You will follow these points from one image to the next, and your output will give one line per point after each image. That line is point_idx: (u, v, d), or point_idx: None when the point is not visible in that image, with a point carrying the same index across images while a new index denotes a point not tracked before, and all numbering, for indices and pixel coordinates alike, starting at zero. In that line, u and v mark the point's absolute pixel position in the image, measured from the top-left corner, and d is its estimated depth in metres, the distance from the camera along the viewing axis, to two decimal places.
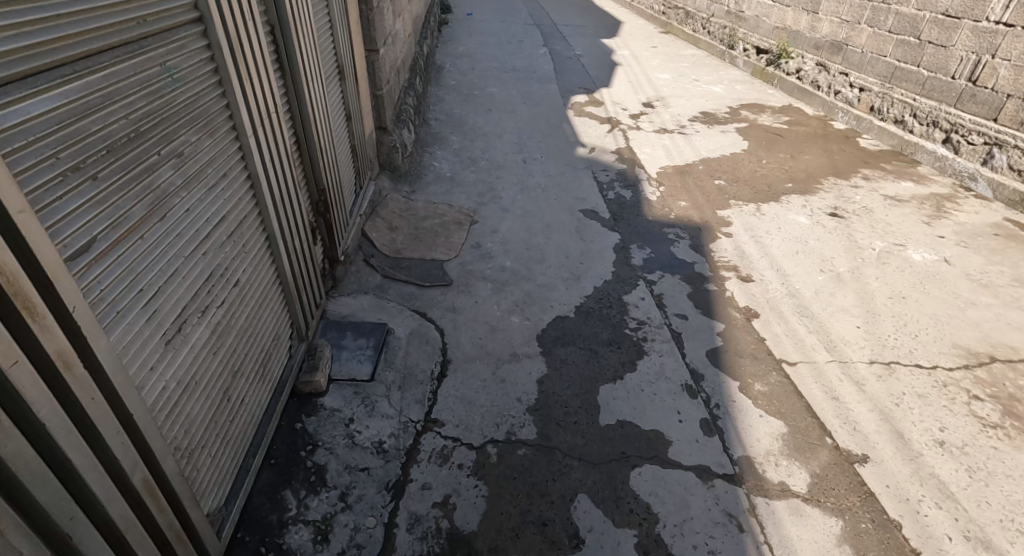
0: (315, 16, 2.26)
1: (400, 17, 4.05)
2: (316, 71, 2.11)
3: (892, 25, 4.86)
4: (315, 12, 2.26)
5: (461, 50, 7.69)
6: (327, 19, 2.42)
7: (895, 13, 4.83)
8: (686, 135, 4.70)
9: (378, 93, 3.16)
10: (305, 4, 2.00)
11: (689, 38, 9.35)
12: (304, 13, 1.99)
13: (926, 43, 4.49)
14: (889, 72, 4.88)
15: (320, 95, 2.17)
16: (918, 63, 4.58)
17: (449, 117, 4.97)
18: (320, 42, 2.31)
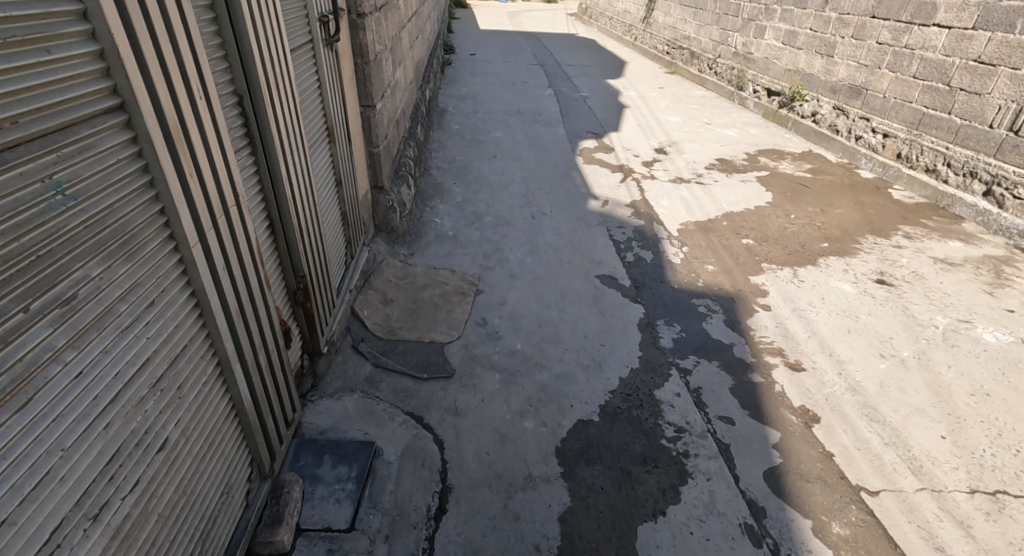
0: (299, 75, 1.96)
1: (400, 63, 3.80)
2: (299, 140, 1.80)
3: (917, 71, 4.61)
4: (300, 72, 1.97)
5: (463, 92, 7.50)
6: (315, 78, 2.13)
7: (919, 58, 4.59)
8: (704, 185, 4.40)
9: (374, 150, 2.86)
10: (288, 64, 1.69)
11: (696, 79, 9.20)
12: (285, 74, 1.68)
13: (957, 90, 4.24)
14: (915, 118, 4.62)
15: (304, 167, 1.86)
16: (949, 111, 4.31)
17: (452, 165, 4.70)
18: (305, 104, 2.01)
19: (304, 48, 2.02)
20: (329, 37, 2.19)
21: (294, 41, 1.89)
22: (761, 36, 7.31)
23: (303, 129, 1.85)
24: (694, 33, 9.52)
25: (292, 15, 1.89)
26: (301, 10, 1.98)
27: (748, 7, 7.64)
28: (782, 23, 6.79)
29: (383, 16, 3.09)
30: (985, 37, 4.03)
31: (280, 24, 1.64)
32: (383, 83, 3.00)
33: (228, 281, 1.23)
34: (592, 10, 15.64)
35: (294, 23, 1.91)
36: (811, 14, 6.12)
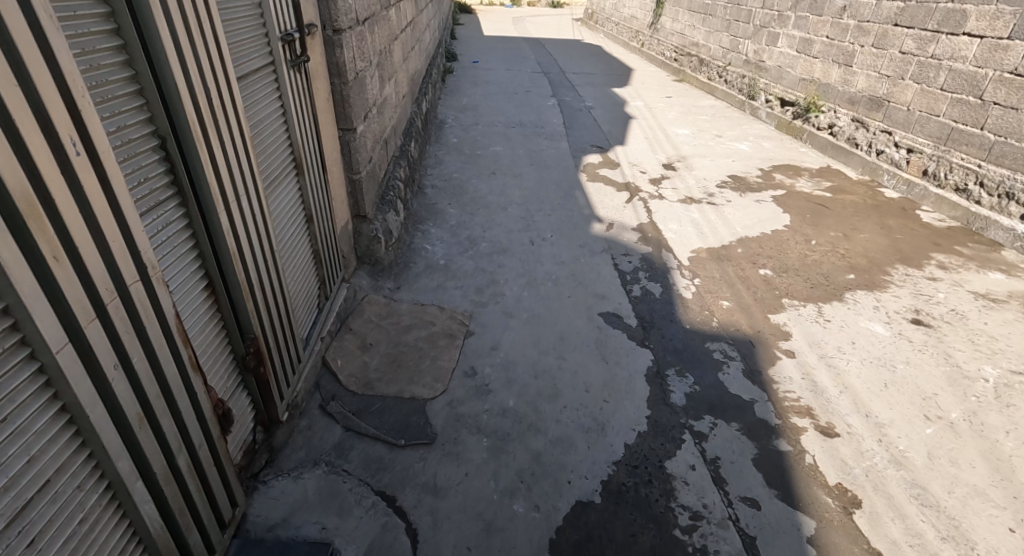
0: (254, 104, 1.69)
1: (391, 79, 3.56)
2: (249, 184, 1.54)
3: (944, 82, 4.34)
4: (255, 101, 1.70)
5: (464, 102, 7.27)
6: (278, 104, 1.86)
7: (947, 69, 4.31)
8: (715, 206, 4.13)
9: (355, 177, 2.59)
10: (230, 93, 1.42)
11: (705, 87, 8.93)
12: (228, 104, 1.41)
13: (990, 104, 3.97)
14: (943, 133, 4.33)
15: (258, 215, 1.59)
16: (982, 126, 4.03)
17: (448, 183, 4.45)
18: (263, 135, 1.75)
19: (262, 72, 1.76)
20: (293, 60, 1.93)
21: (245, 66, 1.63)
22: (774, 43, 7.05)
23: (256, 167, 1.58)
24: (703, 39, 9.26)
25: (243, 36, 1.62)
26: (257, 29, 1.72)
27: (761, 13, 7.38)
28: (797, 30, 6.53)
29: (369, 30, 2.84)
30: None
31: (219, 52, 1.38)
32: (367, 103, 2.74)
33: (124, 385, 0.97)
34: (598, 15, 15.37)
35: (245, 45, 1.64)
36: (828, 21, 5.88)
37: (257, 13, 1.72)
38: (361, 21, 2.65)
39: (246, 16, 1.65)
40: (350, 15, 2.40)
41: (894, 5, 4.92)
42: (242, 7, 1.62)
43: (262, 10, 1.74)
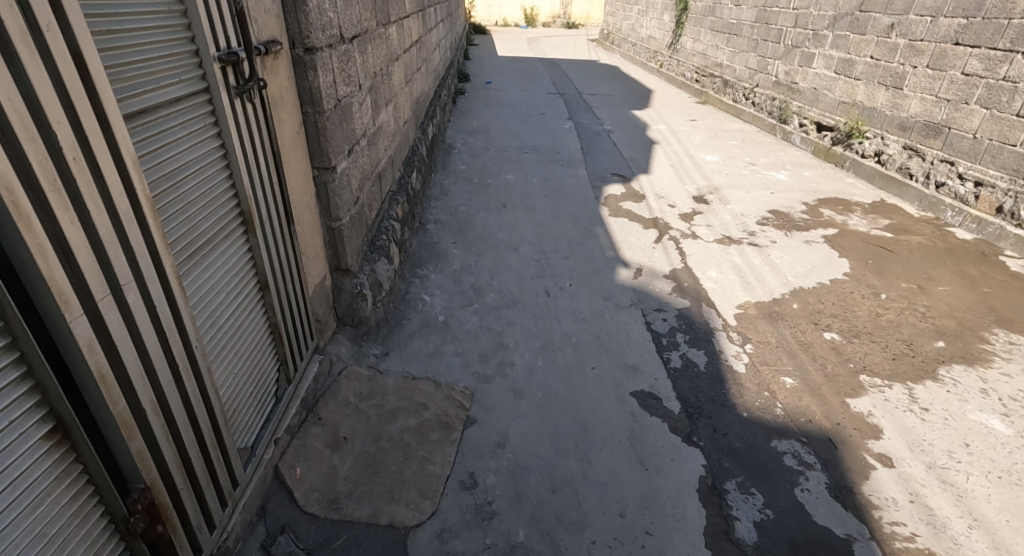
0: (167, 148, 1.22)
1: (389, 105, 3.10)
2: (143, 266, 1.06)
3: (1020, 107, 4.15)
4: (169, 144, 1.22)
5: (474, 125, 6.87)
6: (217, 145, 1.39)
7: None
8: (758, 247, 3.80)
9: (334, 224, 2.07)
10: (100, 141, 0.97)
11: (730, 109, 8.47)
12: (96, 159, 0.96)
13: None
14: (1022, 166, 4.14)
15: (161, 308, 1.10)
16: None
17: (453, 217, 3.98)
18: (186, 190, 1.27)
19: (187, 105, 1.28)
20: (240, 86, 1.46)
21: (150, 96, 1.16)
22: (808, 64, 6.66)
23: (156, 238, 1.10)
24: (727, 60, 8.83)
25: (149, 55, 1.16)
26: (180, 46, 1.25)
27: (793, 32, 6.97)
28: (836, 50, 6.16)
29: (359, 49, 2.38)
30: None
31: (84, 85, 0.95)
32: (352, 134, 2.25)
33: None
34: (615, 35, 15.05)
35: (153, 67, 1.17)
36: (873, 40, 5.61)
37: (180, 25, 1.25)
38: (347, 38, 2.18)
39: (159, 29, 1.19)
40: (330, 30, 1.92)
41: (954, 21, 4.71)
42: (149, 14, 1.16)
43: (188, 21, 1.28)
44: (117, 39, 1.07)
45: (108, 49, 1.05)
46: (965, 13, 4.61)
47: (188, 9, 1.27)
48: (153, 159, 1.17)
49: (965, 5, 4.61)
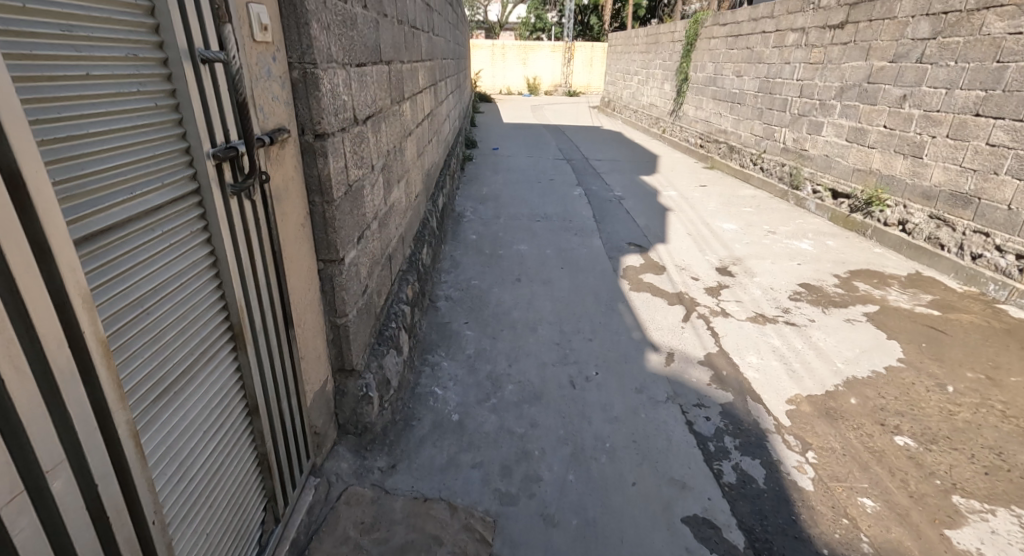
0: (138, 272, 0.94)
1: (401, 181, 2.92)
2: (86, 443, 0.78)
3: None
4: (141, 266, 0.94)
5: (484, 192, 6.75)
6: (206, 254, 1.12)
7: None
8: (798, 326, 3.60)
9: (340, 320, 1.79)
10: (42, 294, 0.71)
11: (738, 174, 8.41)
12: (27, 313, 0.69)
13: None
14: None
15: (108, 489, 0.82)
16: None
17: (464, 293, 3.72)
18: (164, 318, 1.00)
19: (168, 216, 1.01)
20: (238, 182, 1.18)
21: (123, 210, 0.89)
22: (817, 132, 6.61)
23: (116, 397, 0.83)
24: (731, 127, 8.87)
25: (120, 163, 0.88)
26: (163, 147, 0.98)
27: (799, 101, 6.98)
28: (846, 120, 6.11)
29: (372, 129, 2.19)
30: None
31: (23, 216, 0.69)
32: (363, 219, 2.02)
33: None
34: (617, 102, 15.42)
35: (122, 178, 0.89)
36: (884, 110, 5.55)
37: (168, 121, 0.99)
38: (361, 119, 1.99)
39: (138, 127, 0.92)
40: (343, 112, 1.73)
41: (971, 93, 4.63)
42: (125, 112, 0.89)
43: (178, 115, 1.01)
44: (77, 147, 0.80)
45: (60, 163, 0.77)
46: (983, 84, 4.54)
47: (180, 102, 1.01)
48: (119, 295, 0.88)
49: (981, 78, 4.55)
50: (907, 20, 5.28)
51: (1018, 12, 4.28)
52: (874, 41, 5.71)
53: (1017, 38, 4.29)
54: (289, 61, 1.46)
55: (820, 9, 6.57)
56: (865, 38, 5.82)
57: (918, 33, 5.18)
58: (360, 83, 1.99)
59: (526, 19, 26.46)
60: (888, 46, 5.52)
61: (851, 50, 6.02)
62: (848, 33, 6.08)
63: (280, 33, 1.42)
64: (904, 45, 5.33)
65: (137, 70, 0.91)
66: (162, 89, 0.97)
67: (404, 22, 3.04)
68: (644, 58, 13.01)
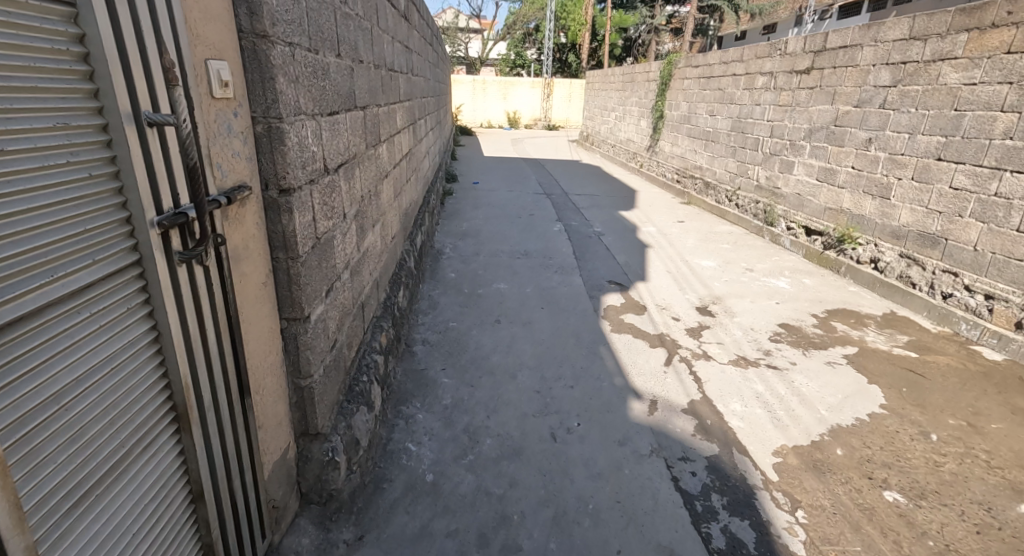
0: (55, 359, 0.86)
1: (376, 225, 2.84)
2: None
3: (1020, 224, 4.09)
4: (62, 351, 0.87)
5: (464, 228, 6.70)
6: (145, 329, 1.03)
7: (1021, 210, 4.09)
8: (780, 370, 3.56)
9: (304, 382, 1.66)
10: None
11: (714, 210, 8.53)
12: None
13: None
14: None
15: None
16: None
17: (442, 336, 3.60)
18: (83, 410, 0.91)
19: (100, 293, 0.94)
20: (188, 249, 1.09)
21: (40, 291, 0.84)
22: (789, 171, 6.76)
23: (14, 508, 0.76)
24: (706, 163, 9.04)
25: (40, 242, 0.83)
26: (99, 219, 0.92)
27: (770, 141, 7.15)
28: (815, 160, 6.26)
29: (345, 177, 2.12)
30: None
31: None
32: (332, 271, 1.93)
33: None
34: (595, 137, 15.70)
35: (40, 260, 0.83)
36: (851, 152, 5.70)
37: (105, 191, 0.93)
38: (332, 168, 1.92)
39: (64, 201, 0.87)
40: (312, 164, 1.66)
41: (932, 138, 4.79)
42: (48, 185, 0.84)
43: (120, 183, 0.95)
44: None
45: None
46: (942, 131, 4.70)
47: (123, 170, 0.96)
48: (30, 389, 0.82)
49: (941, 124, 4.71)
50: (869, 68, 5.48)
51: (972, 64, 4.48)
52: (838, 87, 5.91)
53: (972, 88, 4.47)
54: (253, 116, 1.38)
55: (786, 54, 6.81)
56: (830, 83, 6.02)
57: (879, 80, 5.37)
58: (332, 132, 1.92)
59: (506, 55, 27.04)
60: (852, 92, 5.71)
61: (818, 95, 6.22)
62: (814, 79, 6.29)
63: (243, 87, 1.35)
64: (867, 91, 5.52)
65: (68, 139, 0.86)
66: (99, 157, 0.92)
67: (382, 66, 3.01)
68: (621, 96, 13.32)
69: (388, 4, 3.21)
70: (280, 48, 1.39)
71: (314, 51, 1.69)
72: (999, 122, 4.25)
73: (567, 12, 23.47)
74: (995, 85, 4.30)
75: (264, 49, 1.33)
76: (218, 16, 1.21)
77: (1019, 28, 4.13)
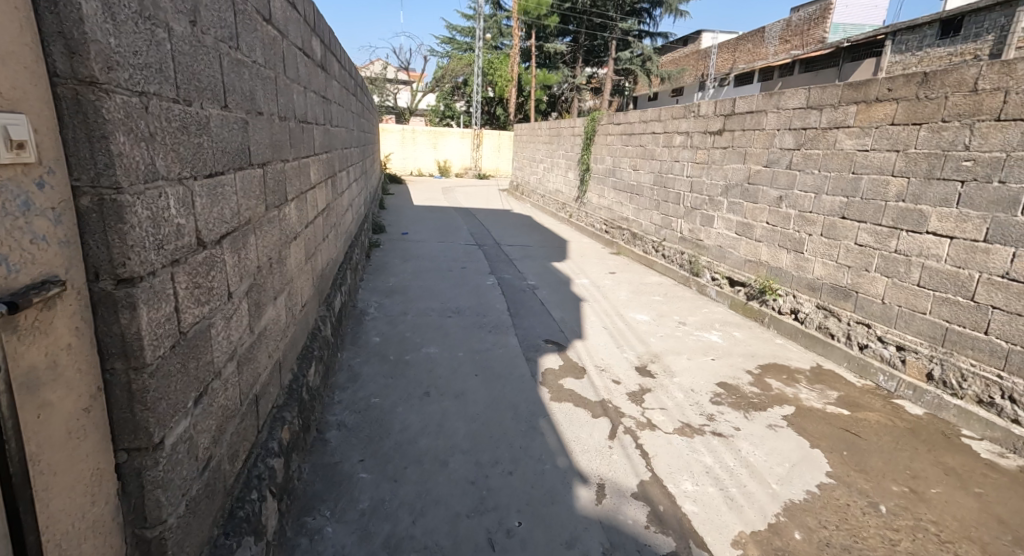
0: None
1: (281, 297, 2.44)
2: None
3: (920, 279, 4.28)
4: None
5: (391, 284, 6.30)
6: None
7: (920, 266, 4.28)
8: (726, 437, 3.40)
9: (153, 531, 1.22)
10: None
11: (643, 260, 8.62)
12: None
13: (989, 307, 3.83)
14: (938, 333, 4.15)
15: None
16: (985, 329, 3.85)
17: (362, 417, 3.15)
18: None
19: None
20: None
21: None
22: (710, 224, 6.94)
23: None
24: (632, 215, 9.21)
25: None
26: None
27: (691, 196, 7.36)
28: (733, 215, 6.46)
29: (231, 249, 1.75)
30: (1009, 252, 3.72)
31: None
32: (208, 370, 1.52)
33: None
34: (524, 187, 15.87)
35: None
36: (765, 208, 5.91)
37: None
38: (210, 241, 1.55)
39: None
40: (174, 241, 1.29)
41: (835, 198, 5.03)
42: None
43: None
44: None
45: None
46: (844, 192, 4.95)
47: None
48: None
49: (842, 186, 4.96)
50: (774, 132, 5.77)
51: (863, 133, 4.75)
52: (748, 148, 6.18)
53: (865, 154, 4.74)
54: (74, 184, 1.02)
55: (699, 117, 7.12)
56: (741, 145, 6.30)
57: (784, 144, 5.65)
58: (210, 199, 1.57)
59: (435, 106, 27.36)
60: (761, 153, 5.98)
61: (731, 154, 6.49)
62: (726, 139, 6.57)
63: (60, 147, 1.00)
64: (774, 153, 5.78)
65: None
66: None
67: (290, 117, 2.69)
68: (548, 148, 13.58)
69: (299, 52, 2.93)
70: (120, 100, 1.07)
71: (181, 103, 1.37)
72: (891, 186, 4.50)
73: (493, 68, 24.22)
74: (884, 152, 4.57)
75: (92, 99, 1.01)
76: (8, 55, 0.88)
77: (899, 103, 4.43)
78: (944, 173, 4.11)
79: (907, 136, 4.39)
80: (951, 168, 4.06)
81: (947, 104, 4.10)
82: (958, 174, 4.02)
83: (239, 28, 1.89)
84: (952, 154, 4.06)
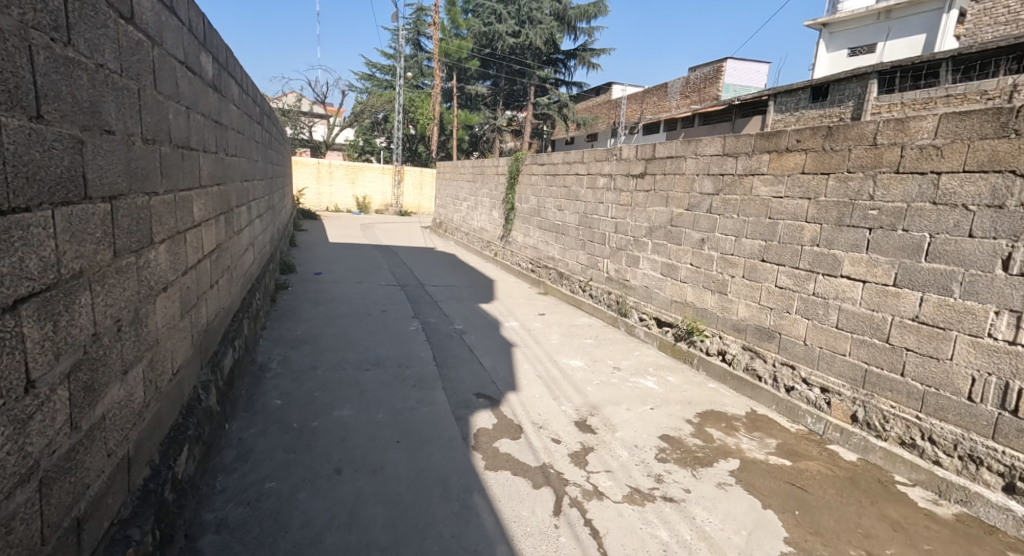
0: None
1: (137, 368, 1.88)
2: None
3: (838, 321, 4.30)
4: None
5: (298, 332, 5.63)
6: None
7: (837, 309, 4.30)
8: (678, 503, 3.10)
9: None
10: None
11: (570, 300, 8.43)
12: None
13: (903, 349, 3.84)
14: (858, 375, 4.14)
15: None
16: (902, 371, 3.85)
17: (253, 510, 2.57)
18: None
19: None
20: None
21: None
22: (635, 265, 6.87)
23: None
24: (558, 254, 9.08)
25: None
26: None
27: (616, 236, 7.30)
28: (658, 255, 6.42)
29: (37, 316, 1.28)
30: (917, 297, 3.77)
31: None
32: None
33: None
34: (448, 224, 15.50)
35: None
36: (689, 250, 5.90)
37: None
38: None
39: None
40: None
41: (755, 242, 5.05)
42: None
43: None
44: None
45: None
46: (763, 235, 4.98)
47: None
48: None
49: (760, 230, 5.00)
50: (693, 177, 5.82)
51: (776, 180, 4.83)
52: (669, 192, 6.22)
53: (779, 201, 4.80)
54: None
55: (621, 159, 7.15)
56: (662, 188, 6.33)
57: (703, 188, 5.69)
58: None
59: (354, 142, 26.73)
60: (682, 197, 6.02)
61: (653, 198, 6.50)
62: (648, 182, 6.60)
63: None
64: (694, 197, 5.82)
65: None
66: None
67: (163, 141, 2.18)
68: (472, 187, 13.39)
69: (180, 65, 2.43)
70: None
71: None
72: (806, 231, 4.56)
73: (415, 107, 24.13)
74: (797, 199, 4.64)
75: None
76: None
77: (808, 153, 4.54)
78: (853, 221, 4.19)
79: (816, 184, 4.48)
80: (858, 217, 4.15)
81: (850, 156, 4.20)
82: (866, 222, 4.10)
83: (73, 18, 1.43)
84: (858, 203, 4.15)
